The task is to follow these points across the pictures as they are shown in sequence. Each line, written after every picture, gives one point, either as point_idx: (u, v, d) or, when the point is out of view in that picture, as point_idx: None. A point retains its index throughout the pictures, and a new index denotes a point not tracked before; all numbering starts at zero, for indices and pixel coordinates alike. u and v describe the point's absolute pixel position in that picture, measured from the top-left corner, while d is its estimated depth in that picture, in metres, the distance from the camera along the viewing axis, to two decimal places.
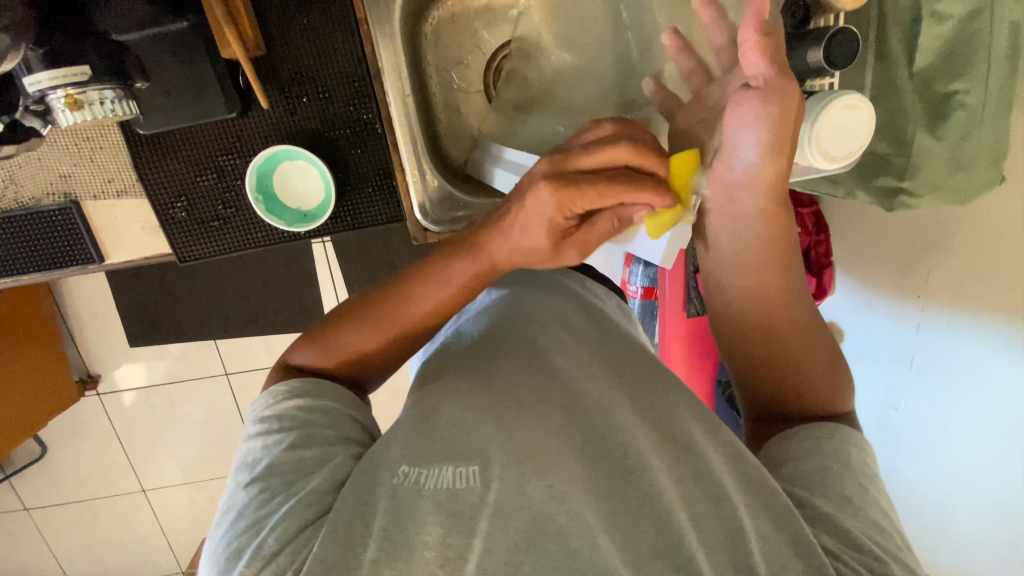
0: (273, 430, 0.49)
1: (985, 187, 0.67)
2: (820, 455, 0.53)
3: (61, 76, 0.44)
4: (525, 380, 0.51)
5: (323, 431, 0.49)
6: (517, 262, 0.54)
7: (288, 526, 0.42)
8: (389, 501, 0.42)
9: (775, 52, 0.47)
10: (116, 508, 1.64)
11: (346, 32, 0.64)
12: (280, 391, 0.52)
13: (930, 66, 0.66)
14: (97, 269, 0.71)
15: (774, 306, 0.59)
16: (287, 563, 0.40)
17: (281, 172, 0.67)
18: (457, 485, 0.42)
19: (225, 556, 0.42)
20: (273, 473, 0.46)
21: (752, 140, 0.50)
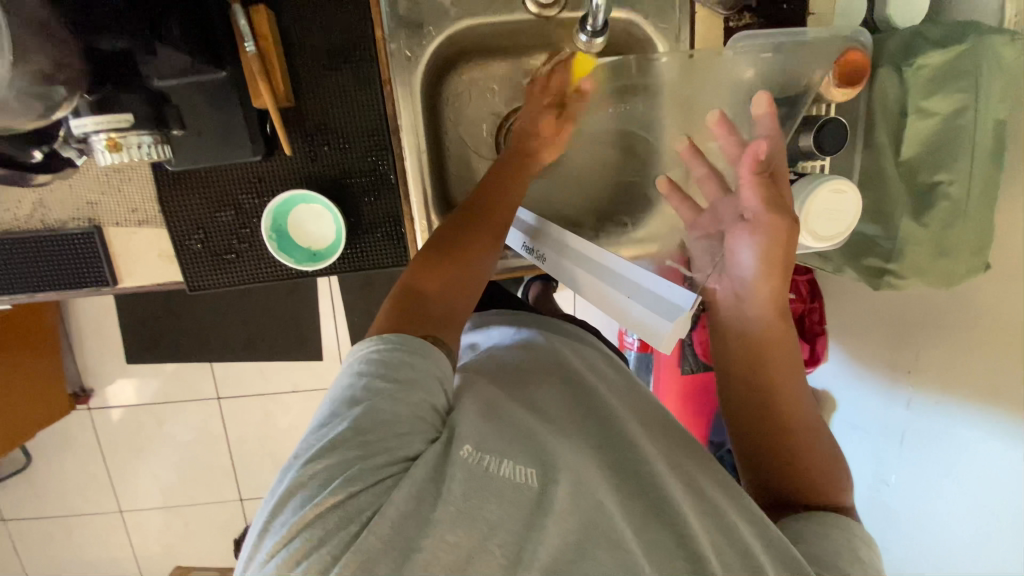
0: (376, 373, 0.47)
1: (968, 274, 0.70)
2: (833, 542, 0.53)
3: (105, 121, 0.47)
4: (563, 415, 0.56)
5: (420, 394, 0.47)
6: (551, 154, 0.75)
7: (378, 471, 0.42)
8: (465, 474, 0.43)
9: (767, 192, 0.63)
10: (90, 527, 1.61)
11: (371, 92, 0.68)
12: (389, 341, 0.50)
13: (916, 157, 0.69)
14: (108, 292, 0.72)
15: (781, 392, 0.63)
16: (367, 504, 0.40)
17: (296, 214, 0.70)
18: (517, 478, 0.44)
19: (310, 483, 0.41)
20: (373, 415, 0.44)
21: (750, 256, 0.63)
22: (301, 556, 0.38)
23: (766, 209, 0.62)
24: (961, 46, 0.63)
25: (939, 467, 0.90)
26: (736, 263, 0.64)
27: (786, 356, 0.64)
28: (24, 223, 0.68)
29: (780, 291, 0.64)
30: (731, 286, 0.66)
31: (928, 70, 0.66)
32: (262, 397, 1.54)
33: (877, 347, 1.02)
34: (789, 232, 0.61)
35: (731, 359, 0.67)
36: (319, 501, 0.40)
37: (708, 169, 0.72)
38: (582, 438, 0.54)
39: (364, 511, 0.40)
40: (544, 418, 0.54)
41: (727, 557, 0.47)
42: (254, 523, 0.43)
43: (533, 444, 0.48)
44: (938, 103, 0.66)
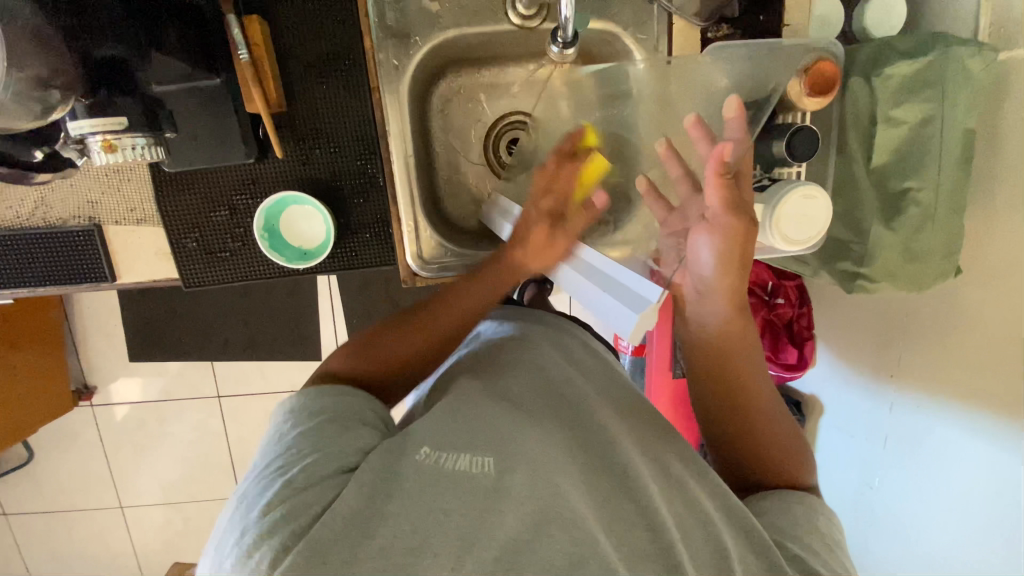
0: (308, 410, 0.54)
1: (935, 279, 0.73)
2: (794, 513, 0.57)
3: (100, 123, 0.50)
4: (540, 399, 0.58)
5: (350, 419, 0.54)
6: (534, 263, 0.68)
7: (316, 475, 0.46)
8: (416, 474, 0.46)
9: (730, 195, 0.60)
10: (92, 522, 1.64)
11: (361, 99, 0.72)
12: (318, 390, 0.57)
13: (887, 164, 0.71)
14: (107, 288, 0.75)
15: (747, 382, 0.66)
16: (314, 501, 0.44)
17: (287, 214, 0.72)
18: (471, 470, 0.46)
19: (257, 499, 0.45)
20: (305, 440, 0.50)
21: (708, 256, 0.62)
22: (257, 547, 0.41)
23: (725, 210, 0.60)
24: (927, 57, 0.66)
25: (924, 469, 0.91)
26: (694, 262, 0.63)
27: (745, 352, 0.66)
28: (28, 220, 0.71)
29: (736, 289, 0.64)
30: (693, 284, 0.64)
31: (896, 79, 0.68)
32: (261, 396, 1.57)
33: (860, 351, 1.04)
34: (744, 233, 0.61)
35: (694, 356, 0.69)
36: (263, 505, 0.44)
37: None
38: (556, 423, 0.55)
39: (312, 506, 0.43)
40: (515, 403, 0.56)
41: (692, 538, 0.49)
42: (211, 550, 0.45)
43: (493, 438, 0.50)
44: (907, 112, 0.68)
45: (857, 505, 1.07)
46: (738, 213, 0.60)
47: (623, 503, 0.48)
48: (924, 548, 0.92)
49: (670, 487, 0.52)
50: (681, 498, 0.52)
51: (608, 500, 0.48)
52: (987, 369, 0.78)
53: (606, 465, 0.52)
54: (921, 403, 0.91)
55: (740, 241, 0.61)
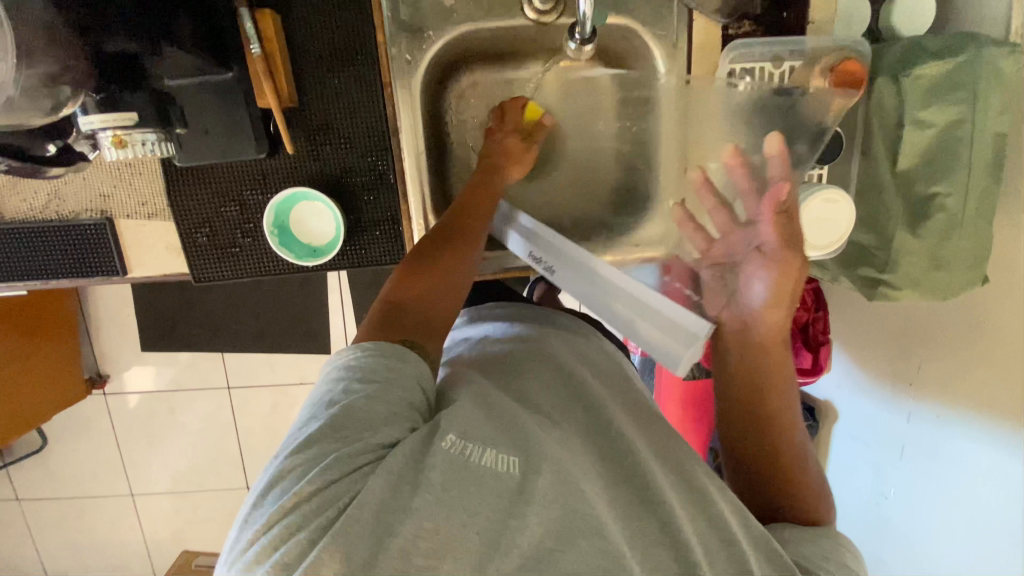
0: (353, 377, 0.49)
1: (962, 289, 0.70)
2: (819, 544, 0.54)
3: (112, 119, 0.49)
4: (552, 401, 0.58)
5: (397, 393, 0.49)
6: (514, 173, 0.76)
7: (352, 459, 0.43)
8: (445, 466, 0.44)
9: (788, 227, 0.64)
10: (103, 509, 1.66)
11: (372, 93, 0.70)
12: (367, 348, 0.51)
13: (913, 168, 0.69)
14: (119, 282, 0.75)
15: (781, 407, 0.63)
16: (344, 490, 0.41)
17: (297, 211, 0.72)
18: (497, 467, 0.45)
19: (287, 477, 0.43)
20: (348, 413, 0.46)
21: (763, 290, 0.64)
22: (282, 541, 0.39)
23: (782, 247, 0.64)
24: (958, 58, 0.63)
25: (939, 481, 0.89)
26: (746, 294, 0.66)
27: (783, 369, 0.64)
28: (39, 212, 0.71)
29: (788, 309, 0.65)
30: (739, 313, 0.67)
31: (925, 81, 0.65)
32: (270, 388, 1.57)
33: (879, 359, 1.01)
34: (800, 269, 0.64)
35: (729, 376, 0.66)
36: (297, 489, 0.41)
37: (718, 201, 0.73)
38: (576, 429, 0.56)
39: (342, 498, 0.41)
40: (530, 406, 0.55)
41: (712, 546, 0.49)
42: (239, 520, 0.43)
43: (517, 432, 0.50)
44: (935, 115, 0.66)
45: (870, 516, 1.05)
46: (795, 247, 0.63)
47: (645, 515, 0.49)
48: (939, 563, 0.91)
49: (687, 493, 0.52)
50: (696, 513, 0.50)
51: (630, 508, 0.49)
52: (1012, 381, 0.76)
53: (624, 473, 0.52)
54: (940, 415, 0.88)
55: (792, 279, 0.64)
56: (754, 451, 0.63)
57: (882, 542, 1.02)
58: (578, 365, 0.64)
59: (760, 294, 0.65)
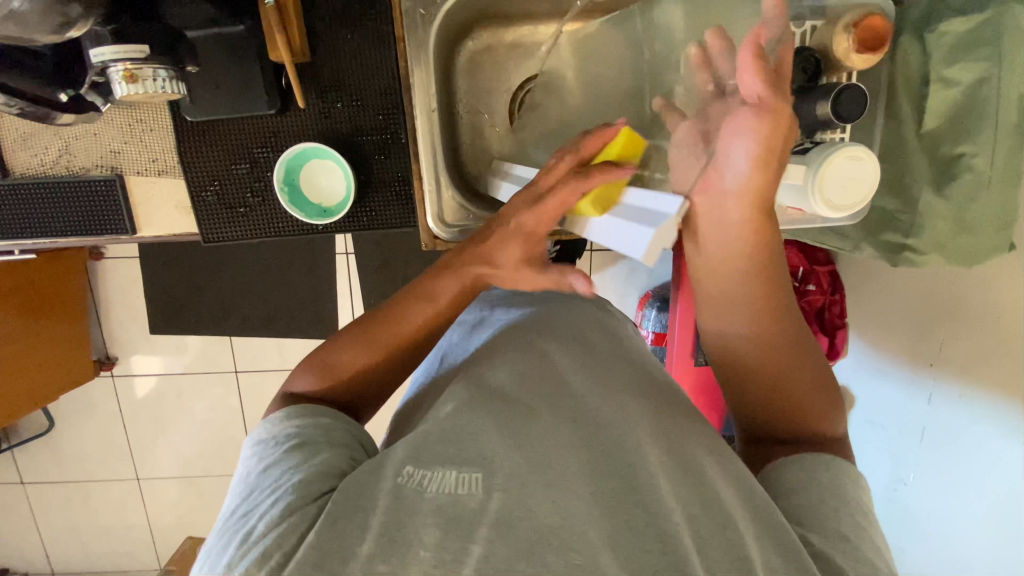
0: (271, 441, 0.52)
1: (989, 254, 0.66)
2: (815, 489, 0.50)
3: (122, 51, 0.48)
4: (535, 390, 0.54)
5: (318, 438, 0.51)
6: (496, 275, 0.56)
7: (278, 512, 0.43)
8: (390, 500, 0.43)
9: (774, 76, 0.44)
10: (107, 493, 1.66)
11: (385, 51, 0.70)
12: (276, 420, 0.54)
13: (939, 128, 0.67)
14: (128, 241, 0.74)
15: (762, 324, 0.56)
16: (276, 546, 0.41)
17: (308, 169, 0.71)
18: (458, 490, 0.44)
19: (216, 552, 0.44)
20: (270, 475, 0.48)
21: (744, 154, 0.45)
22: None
23: (772, 95, 0.44)
24: (985, 12, 0.61)
25: (953, 463, 0.86)
26: (728, 167, 0.47)
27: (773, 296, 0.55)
28: (50, 167, 0.70)
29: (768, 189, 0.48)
30: (714, 192, 0.49)
31: (950, 37, 0.64)
32: (277, 374, 1.57)
33: (898, 341, 0.98)
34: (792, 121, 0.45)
35: (715, 328, 0.58)
36: (229, 557, 0.42)
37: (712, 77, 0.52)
38: (555, 412, 0.52)
39: (273, 553, 0.41)
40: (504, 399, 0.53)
41: (705, 533, 0.45)
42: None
43: (498, 438, 0.48)
44: (960, 72, 0.64)
45: (894, 509, 1.01)
46: (786, 90, 0.45)
47: (631, 508, 0.45)
48: (972, 557, 0.85)
49: (681, 473, 0.49)
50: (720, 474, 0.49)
51: (617, 497, 0.46)
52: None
53: (617, 455, 0.49)
54: (966, 407, 0.83)
55: (783, 134, 0.45)
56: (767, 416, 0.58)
57: (900, 528, 1.00)
58: (558, 345, 0.60)
59: (741, 159, 0.46)
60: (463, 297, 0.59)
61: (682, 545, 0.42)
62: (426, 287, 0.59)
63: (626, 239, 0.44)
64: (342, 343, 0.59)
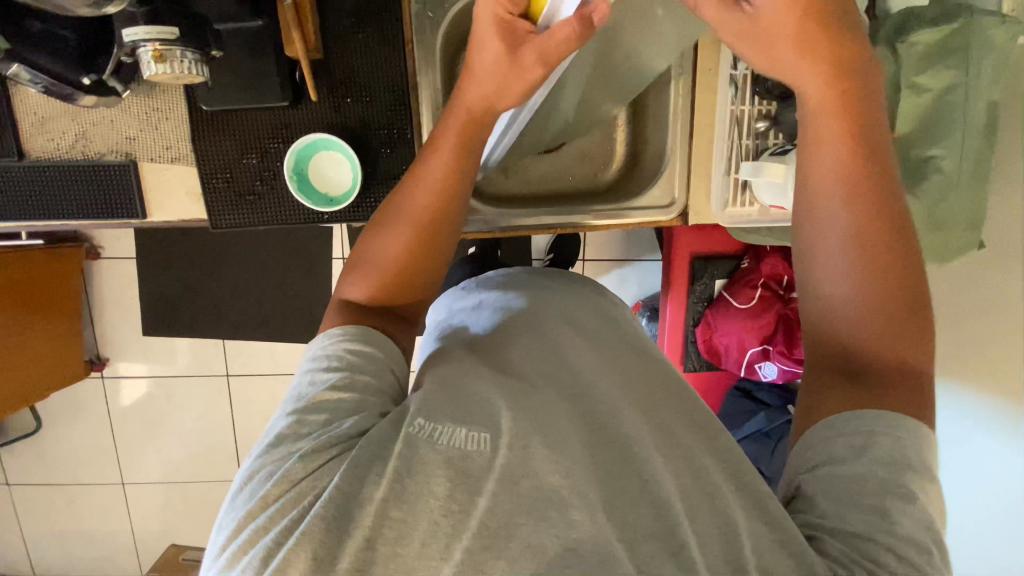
0: (320, 366, 0.51)
1: (958, 250, 0.73)
2: (871, 457, 0.43)
3: (155, 32, 0.52)
4: (537, 368, 0.57)
5: (365, 378, 0.50)
6: (490, 88, 0.59)
7: (315, 457, 0.44)
8: (404, 446, 0.45)
9: None
10: (91, 497, 1.63)
11: (394, 50, 0.74)
12: (333, 337, 0.53)
13: (911, 131, 0.71)
14: (138, 225, 0.76)
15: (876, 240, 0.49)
16: (309, 488, 0.43)
17: (316, 160, 0.74)
18: (467, 446, 0.45)
19: (257, 477, 0.45)
20: (314, 413, 0.47)
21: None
22: (253, 542, 0.41)
23: None
24: (953, 24, 0.66)
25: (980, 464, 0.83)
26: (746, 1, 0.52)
27: (890, 203, 0.49)
28: (65, 152, 0.72)
29: (804, 31, 0.50)
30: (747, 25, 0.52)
31: (922, 46, 0.68)
32: (269, 378, 1.57)
33: None
34: None
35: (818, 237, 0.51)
36: (267, 488, 0.43)
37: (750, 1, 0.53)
38: (554, 388, 0.54)
39: (305, 499, 0.42)
40: (504, 370, 0.55)
41: (694, 500, 0.46)
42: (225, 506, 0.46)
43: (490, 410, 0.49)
44: (932, 79, 0.69)
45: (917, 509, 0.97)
46: None
47: (628, 475, 0.46)
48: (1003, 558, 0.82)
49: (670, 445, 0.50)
50: (717, 452, 0.51)
51: (612, 468, 0.47)
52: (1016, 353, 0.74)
53: (610, 428, 0.50)
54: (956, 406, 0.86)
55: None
56: (835, 348, 0.51)
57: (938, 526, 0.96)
58: (559, 328, 0.63)
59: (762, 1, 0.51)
60: (471, 126, 0.61)
61: (672, 503, 0.44)
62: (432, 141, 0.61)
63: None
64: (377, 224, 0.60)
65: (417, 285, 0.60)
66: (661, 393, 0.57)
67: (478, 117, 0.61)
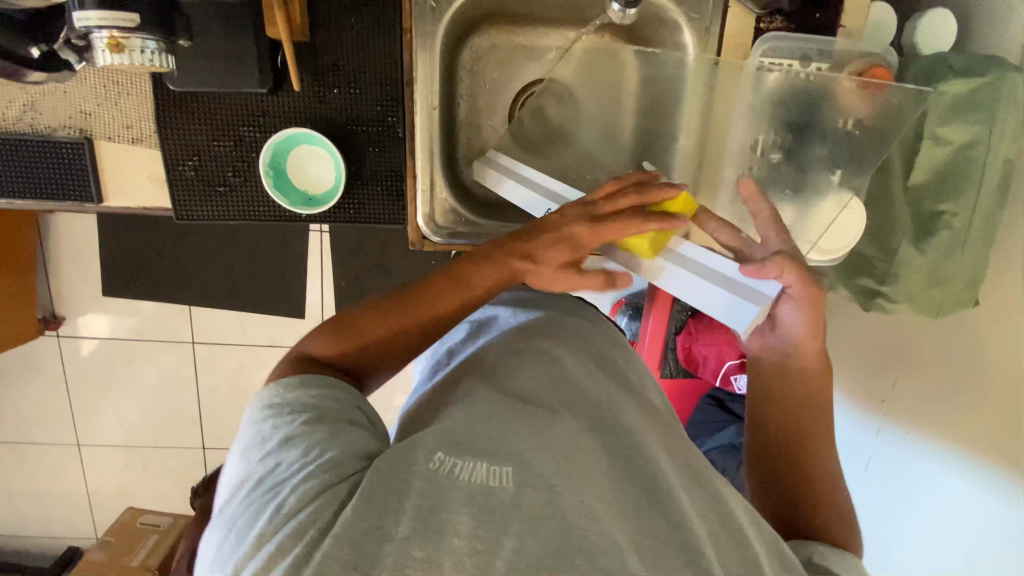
0: (285, 414, 0.48)
1: (956, 307, 0.70)
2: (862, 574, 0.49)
3: (108, 18, 0.46)
4: (553, 393, 0.53)
5: (334, 415, 0.49)
6: (536, 279, 0.57)
7: (310, 490, 0.41)
8: (425, 483, 0.42)
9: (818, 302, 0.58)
10: (44, 457, 1.58)
11: (391, 39, 0.67)
12: (299, 388, 0.50)
13: (925, 183, 0.69)
14: (93, 209, 0.69)
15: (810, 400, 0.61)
16: (310, 521, 0.39)
17: (296, 155, 0.68)
18: (489, 482, 0.42)
19: (246, 516, 0.41)
20: (289, 449, 0.45)
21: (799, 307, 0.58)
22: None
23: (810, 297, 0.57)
24: (983, 78, 0.63)
25: (907, 501, 0.83)
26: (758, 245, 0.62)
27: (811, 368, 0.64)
28: (11, 125, 0.65)
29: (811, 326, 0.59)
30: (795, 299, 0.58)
31: (948, 97, 0.65)
32: (236, 347, 1.51)
33: (852, 376, 0.94)
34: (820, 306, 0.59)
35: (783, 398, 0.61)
36: (259, 529, 0.40)
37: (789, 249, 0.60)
38: (577, 418, 0.51)
39: (309, 530, 0.39)
40: (518, 396, 0.52)
41: (723, 550, 0.44)
42: (210, 551, 0.43)
43: (500, 449, 0.45)
44: (955, 132, 0.65)
45: (878, 559, 0.90)
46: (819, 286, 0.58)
47: (654, 518, 0.44)
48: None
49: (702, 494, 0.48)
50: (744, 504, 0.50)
51: (636, 507, 0.45)
52: (962, 404, 0.73)
53: (638, 467, 0.48)
54: (898, 441, 0.84)
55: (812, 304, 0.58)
56: (780, 474, 0.59)
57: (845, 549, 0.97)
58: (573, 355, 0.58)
59: (796, 312, 0.59)
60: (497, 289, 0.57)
61: (705, 551, 0.42)
62: (459, 273, 0.57)
63: (725, 304, 0.56)
64: (364, 312, 0.57)
65: (394, 357, 0.59)
66: (677, 434, 0.57)
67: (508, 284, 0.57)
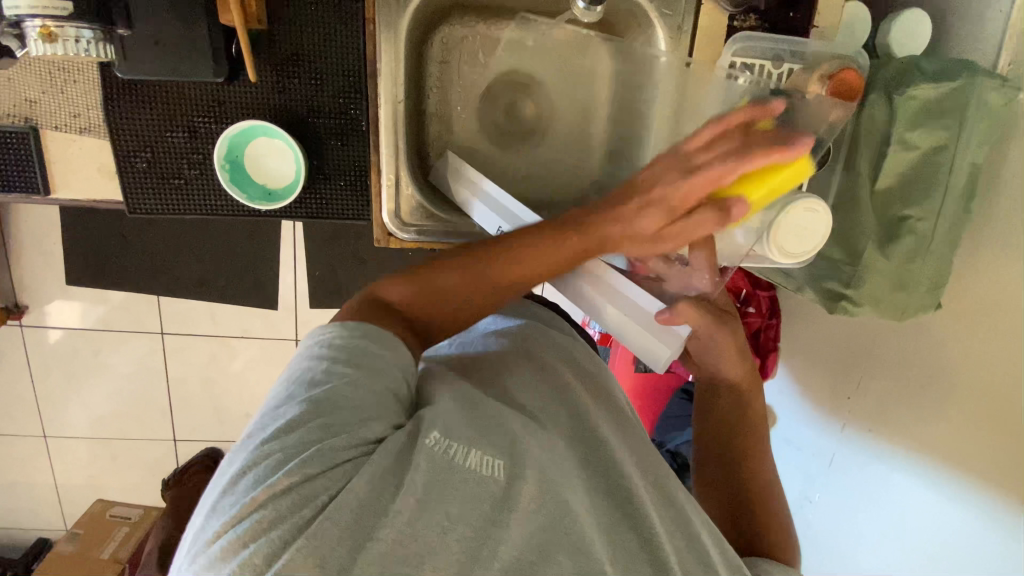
0: (335, 360, 0.43)
1: (917, 310, 0.72)
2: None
3: (39, 6, 0.47)
4: (539, 402, 0.53)
5: (386, 378, 0.44)
6: (625, 246, 0.56)
7: (337, 452, 0.39)
8: (427, 461, 0.41)
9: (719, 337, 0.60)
10: (9, 449, 1.54)
11: (354, 28, 0.65)
12: (353, 327, 0.46)
13: (892, 189, 0.68)
14: (40, 201, 0.66)
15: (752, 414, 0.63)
16: (323, 487, 0.37)
17: (254, 147, 0.65)
18: (482, 470, 0.42)
19: (265, 463, 0.38)
20: (332, 405, 0.40)
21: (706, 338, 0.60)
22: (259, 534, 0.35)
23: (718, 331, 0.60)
24: (952, 83, 0.63)
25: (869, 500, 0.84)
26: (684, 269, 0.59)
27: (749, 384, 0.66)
28: None
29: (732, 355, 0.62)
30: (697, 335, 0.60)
31: (917, 102, 0.64)
32: (208, 338, 1.48)
33: (816, 374, 0.95)
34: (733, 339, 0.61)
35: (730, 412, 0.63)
36: (277, 480, 0.37)
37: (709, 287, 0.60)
38: (555, 427, 0.51)
39: (320, 495, 0.37)
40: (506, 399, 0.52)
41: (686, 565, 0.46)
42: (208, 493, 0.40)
43: (501, 431, 0.46)
44: (921, 137, 0.65)
45: (830, 556, 0.92)
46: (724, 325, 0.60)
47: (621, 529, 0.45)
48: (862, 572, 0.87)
49: (664, 505, 0.50)
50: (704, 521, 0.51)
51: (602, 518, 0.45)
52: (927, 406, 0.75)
53: (612, 474, 0.50)
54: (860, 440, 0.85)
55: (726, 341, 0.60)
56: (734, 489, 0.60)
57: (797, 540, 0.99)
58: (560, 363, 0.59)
59: (710, 345, 0.61)
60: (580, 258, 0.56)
61: None
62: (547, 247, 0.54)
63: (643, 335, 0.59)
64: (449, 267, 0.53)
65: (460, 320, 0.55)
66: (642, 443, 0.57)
67: (597, 251, 0.56)
